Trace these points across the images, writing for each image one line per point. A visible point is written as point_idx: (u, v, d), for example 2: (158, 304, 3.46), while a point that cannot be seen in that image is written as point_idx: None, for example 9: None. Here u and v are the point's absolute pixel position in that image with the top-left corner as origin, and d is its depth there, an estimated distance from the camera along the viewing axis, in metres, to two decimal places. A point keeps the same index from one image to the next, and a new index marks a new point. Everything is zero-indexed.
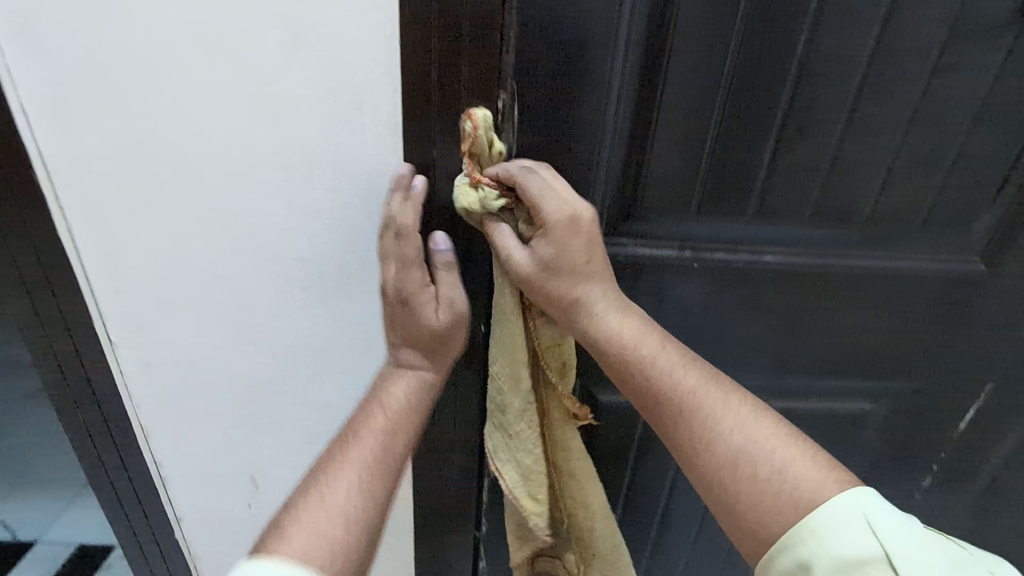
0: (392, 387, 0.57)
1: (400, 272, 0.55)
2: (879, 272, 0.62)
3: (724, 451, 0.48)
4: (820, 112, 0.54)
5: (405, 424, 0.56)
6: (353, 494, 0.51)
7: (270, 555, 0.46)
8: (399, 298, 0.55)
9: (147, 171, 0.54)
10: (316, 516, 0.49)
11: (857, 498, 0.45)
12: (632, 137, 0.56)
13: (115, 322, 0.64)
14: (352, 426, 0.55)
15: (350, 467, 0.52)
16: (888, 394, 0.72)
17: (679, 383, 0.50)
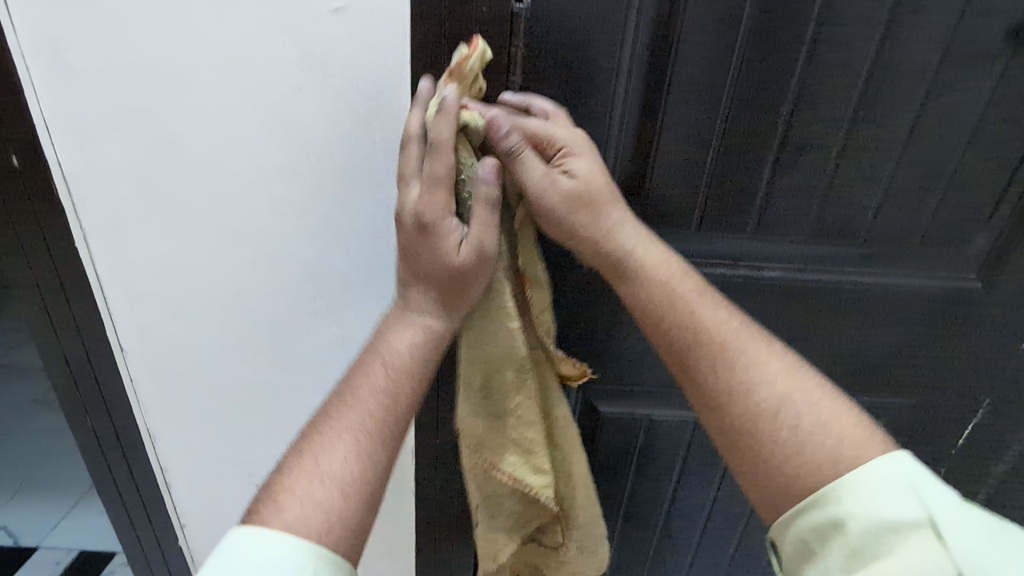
0: (394, 338, 0.50)
1: (426, 191, 0.47)
2: (878, 288, 0.64)
3: (764, 399, 0.47)
4: (818, 132, 0.55)
5: (408, 382, 0.49)
6: (350, 459, 0.45)
7: (264, 526, 0.42)
8: (420, 224, 0.47)
9: (163, 184, 0.56)
10: (311, 484, 0.43)
11: (900, 462, 0.43)
12: (634, 155, 0.57)
13: (126, 331, 0.65)
14: (349, 380, 0.49)
15: (346, 429, 0.46)
16: (888, 409, 0.73)
17: (720, 326, 0.49)
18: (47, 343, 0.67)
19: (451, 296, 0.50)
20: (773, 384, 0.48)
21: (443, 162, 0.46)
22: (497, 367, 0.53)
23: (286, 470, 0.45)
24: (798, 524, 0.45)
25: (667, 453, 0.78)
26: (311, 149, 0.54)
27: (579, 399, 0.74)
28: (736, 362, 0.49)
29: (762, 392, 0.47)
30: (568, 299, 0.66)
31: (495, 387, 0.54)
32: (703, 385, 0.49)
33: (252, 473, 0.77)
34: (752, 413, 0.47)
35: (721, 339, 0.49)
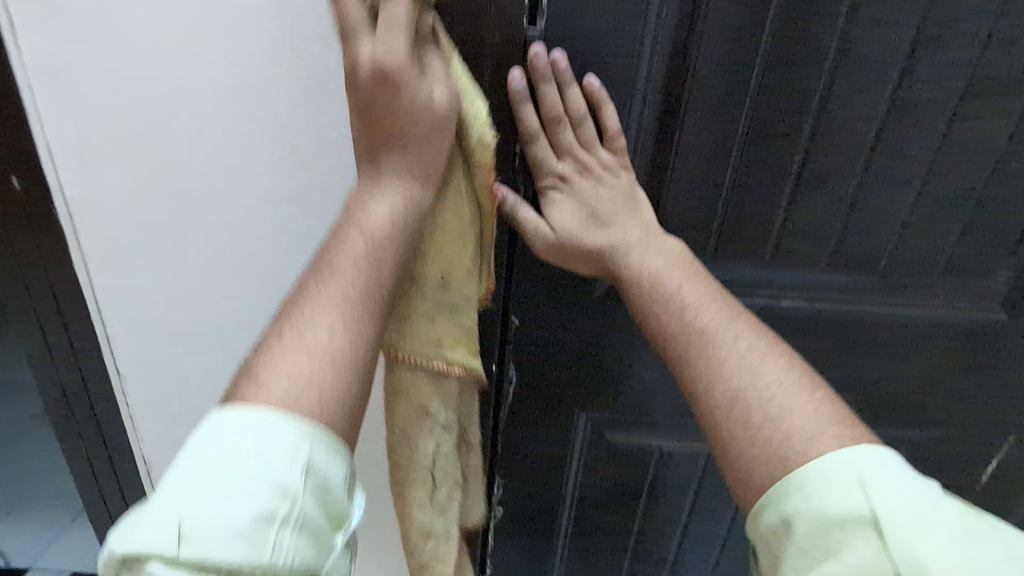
0: (372, 206, 0.42)
1: (381, 39, 0.39)
2: (899, 320, 0.62)
3: (723, 391, 0.42)
4: (837, 159, 0.54)
5: (393, 250, 0.41)
6: (338, 329, 0.38)
7: (251, 405, 0.35)
8: (381, 77, 0.40)
9: (165, 206, 0.55)
10: (296, 356, 0.36)
11: (854, 450, 0.38)
12: (648, 179, 0.56)
13: (122, 354, 0.63)
14: (324, 253, 0.41)
15: (329, 300, 0.38)
16: (907, 444, 0.70)
17: (698, 321, 0.45)
18: (41, 366, 0.65)
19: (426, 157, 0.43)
20: (754, 353, 0.43)
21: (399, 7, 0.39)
22: (459, 243, 0.45)
23: (268, 346, 0.37)
24: (755, 523, 0.39)
25: (678, 486, 0.76)
26: (318, 172, 0.53)
27: (589, 429, 0.71)
28: (718, 335, 0.44)
29: (752, 368, 0.42)
30: (578, 327, 0.64)
31: (453, 269, 0.45)
32: (682, 368, 0.44)
33: None
34: (743, 396, 0.41)
35: (699, 311, 0.46)
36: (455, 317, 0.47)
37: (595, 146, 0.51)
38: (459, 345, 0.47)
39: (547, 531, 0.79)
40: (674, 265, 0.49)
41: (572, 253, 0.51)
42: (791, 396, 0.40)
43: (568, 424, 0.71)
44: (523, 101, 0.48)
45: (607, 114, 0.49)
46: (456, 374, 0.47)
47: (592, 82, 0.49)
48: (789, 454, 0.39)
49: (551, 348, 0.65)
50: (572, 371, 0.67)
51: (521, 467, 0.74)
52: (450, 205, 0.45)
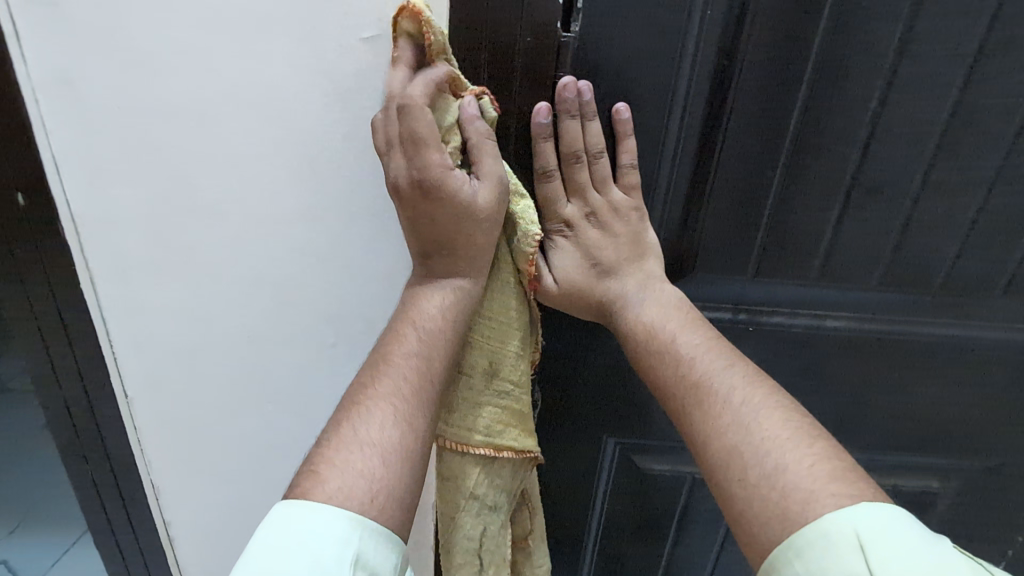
0: (425, 304, 0.47)
1: (413, 154, 0.43)
2: (955, 343, 0.58)
3: (719, 448, 0.44)
4: (893, 171, 0.51)
5: (441, 343, 0.46)
6: (390, 424, 0.42)
7: (306, 499, 0.38)
8: (417, 187, 0.43)
9: (176, 222, 0.52)
10: (350, 454, 0.40)
11: (853, 509, 0.38)
12: (690, 192, 0.53)
13: (131, 375, 0.60)
14: (380, 350, 0.46)
15: (385, 394, 0.43)
16: (956, 472, 0.66)
17: (695, 367, 0.48)
18: (46, 387, 0.62)
19: (472, 252, 0.47)
20: (749, 406, 0.44)
21: (422, 119, 0.42)
22: (506, 330, 0.50)
23: (324, 441, 0.41)
24: None
25: (710, 516, 0.72)
26: (339, 188, 0.51)
27: (618, 454, 0.68)
28: (713, 386, 0.46)
29: (744, 424, 0.44)
30: (609, 345, 0.61)
31: (500, 358, 0.50)
32: (685, 420, 0.47)
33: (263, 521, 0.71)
34: (738, 452, 0.43)
35: (694, 361, 0.48)
36: (502, 402, 0.51)
37: (607, 186, 0.51)
38: (508, 428, 0.51)
39: (573, 561, 0.75)
40: (672, 313, 0.51)
41: (576, 300, 0.53)
42: (787, 449, 0.41)
43: (597, 449, 0.67)
44: (542, 137, 0.48)
45: (624, 152, 0.49)
46: (506, 455, 0.51)
47: (620, 112, 0.48)
48: (787, 511, 0.39)
49: (582, 365, 0.62)
50: (599, 395, 0.64)
51: (547, 494, 0.70)
52: (499, 296, 0.50)
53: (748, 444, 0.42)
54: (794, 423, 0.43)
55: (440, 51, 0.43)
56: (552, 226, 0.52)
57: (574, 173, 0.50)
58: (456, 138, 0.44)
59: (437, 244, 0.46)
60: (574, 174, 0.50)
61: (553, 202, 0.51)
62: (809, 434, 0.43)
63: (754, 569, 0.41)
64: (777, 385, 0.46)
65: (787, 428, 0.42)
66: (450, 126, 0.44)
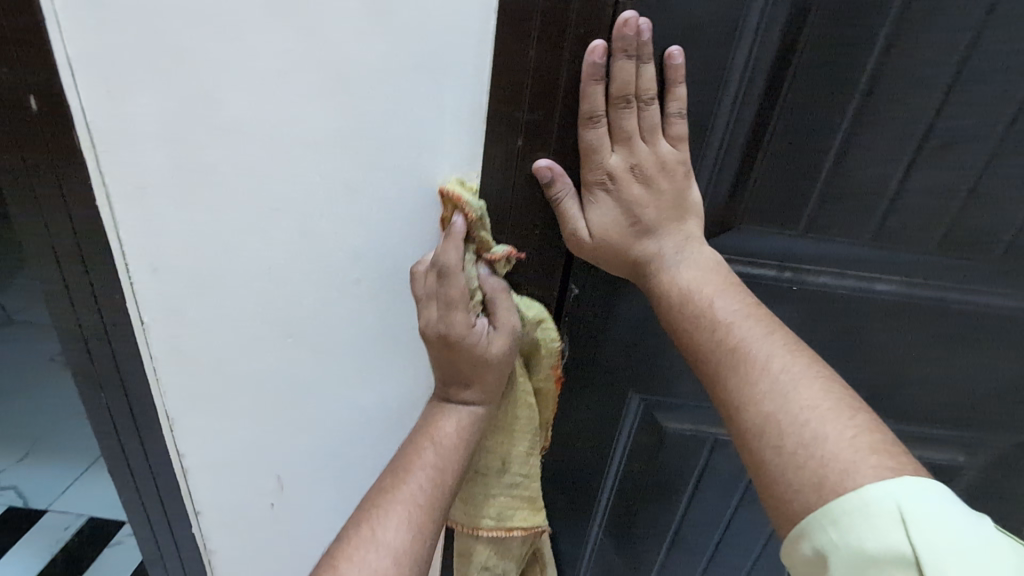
0: (441, 422, 0.53)
1: (443, 313, 0.50)
2: (1008, 313, 0.55)
3: (754, 413, 0.42)
4: (970, 126, 0.47)
5: (454, 458, 0.52)
6: (402, 531, 0.47)
7: None
8: (444, 341, 0.50)
9: (200, 143, 0.49)
10: (366, 553, 0.45)
11: (896, 483, 0.37)
12: (748, 142, 0.49)
13: (147, 304, 0.58)
14: (400, 459, 0.52)
15: (399, 504, 0.48)
16: (984, 447, 0.65)
17: (731, 334, 0.46)
18: (60, 310, 0.60)
19: (483, 383, 0.53)
20: (788, 374, 0.43)
21: (457, 287, 0.49)
22: (516, 435, 0.58)
23: (344, 540, 0.47)
24: (790, 549, 0.40)
25: (727, 478, 0.71)
26: (373, 114, 0.48)
27: (642, 411, 0.66)
28: (751, 353, 0.45)
29: (784, 392, 0.42)
30: (638, 302, 0.59)
31: (511, 457, 0.58)
32: (720, 382, 0.45)
33: (282, 461, 0.70)
34: (774, 419, 0.42)
35: (733, 326, 0.46)
36: (512, 492, 0.59)
37: (655, 137, 0.47)
38: (517, 511, 0.60)
39: (587, 514, 0.75)
40: (709, 277, 0.49)
41: (607, 252, 0.51)
42: (827, 421, 0.40)
43: (620, 404, 0.66)
44: (592, 78, 0.44)
45: (674, 100, 0.46)
46: (516, 534, 0.60)
47: (673, 56, 0.44)
48: (824, 482, 0.38)
49: (608, 322, 0.60)
50: (628, 353, 0.62)
51: (568, 446, 0.69)
52: (510, 407, 0.57)
53: (787, 412, 0.41)
54: (834, 395, 0.42)
55: (479, 222, 0.50)
56: (595, 178, 0.49)
57: (622, 119, 0.46)
58: (478, 294, 0.51)
59: (454, 379, 0.53)
60: (624, 122, 0.46)
61: (596, 154, 0.47)
62: (850, 407, 0.41)
63: (784, 535, 0.41)
64: (818, 356, 0.44)
65: (828, 399, 0.41)
66: (474, 286, 0.51)
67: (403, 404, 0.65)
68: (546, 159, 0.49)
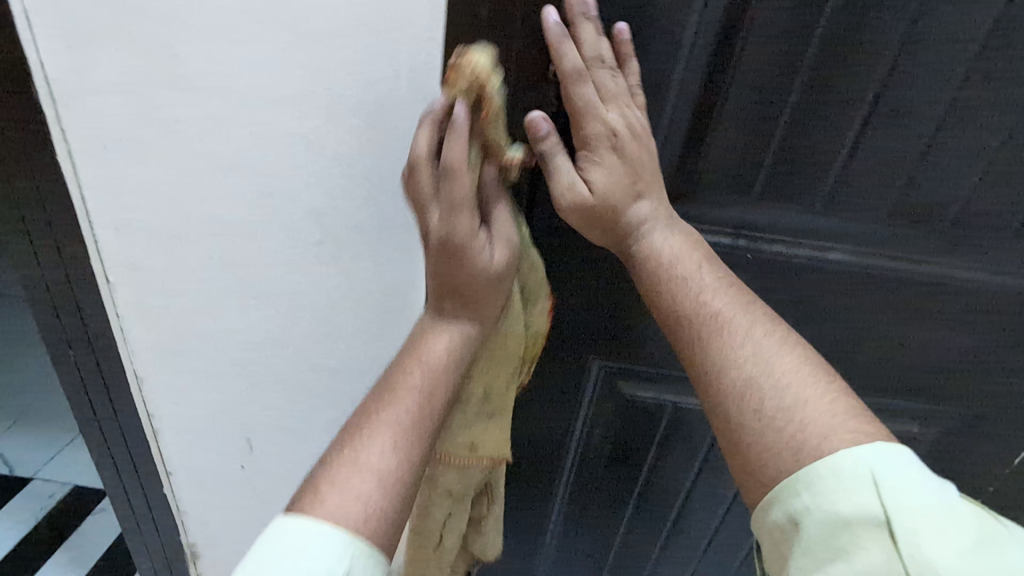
0: (432, 341, 0.49)
1: (446, 216, 0.46)
2: (957, 283, 0.57)
3: (734, 380, 0.44)
4: (920, 95, 0.48)
5: (444, 379, 0.49)
6: (389, 452, 0.44)
7: (303, 518, 0.40)
8: (444, 248, 0.47)
9: (160, 100, 0.50)
10: (351, 477, 0.42)
11: (866, 448, 0.39)
12: (701, 107, 0.50)
13: (113, 262, 0.59)
14: (386, 377, 0.48)
15: (385, 427, 0.45)
16: (939, 419, 0.67)
17: (705, 305, 0.47)
18: (27, 269, 0.61)
19: (478, 301, 0.49)
20: (767, 340, 0.44)
21: (464, 188, 0.45)
22: (501, 361, 0.55)
23: (328, 464, 0.43)
24: (764, 520, 0.41)
25: (687, 446, 0.73)
26: (330, 73, 0.48)
27: (603, 377, 0.67)
28: (726, 325, 0.45)
29: (763, 358, 0.43)
30: (597, 271, 0.60)
31: (495, 387, 0.56)
32: (697, 353, 0.46)
33: (250, 423, 0.72)
34: (755, 382, 0.43)
35: (707, 298, 0.47)
36: (488, 422, 0.57)
37: (632, 102, 0.47)
38: (488, 442, 0.58)
39: (551, 482, 0.76)
40: (689, 251, 0.49)
41: (602, 218, 0.49)
42: (808, 387, 0.42)
43: (582, 371, 0.67)
44: (561, 36, 0.44)
45: (631, 71, 0.47)
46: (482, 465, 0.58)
47: (623, 31, 0.45)
48: (803, 445, 0.40)
49: (568, 290, 0.61)
50: (589, 320, 0.63)
51: (530, 414, 0.70)
52: (504, 330, 0.54)
53: (768, 376, 0.43)
54: (813, 358, 0.43)
55: (495, 120, 0.46)
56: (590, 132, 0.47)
57: (600, 78, 0.46)
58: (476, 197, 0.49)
59: (448, 289, 0.49)
60: (602, 85, 0.46)
61: (585, 117, 0.46)
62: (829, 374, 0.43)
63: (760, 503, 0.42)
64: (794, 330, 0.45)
65: (808, 364, 0.43)
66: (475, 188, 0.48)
67: (369, 367, 0.66)
68: (538, 112, 0.47)
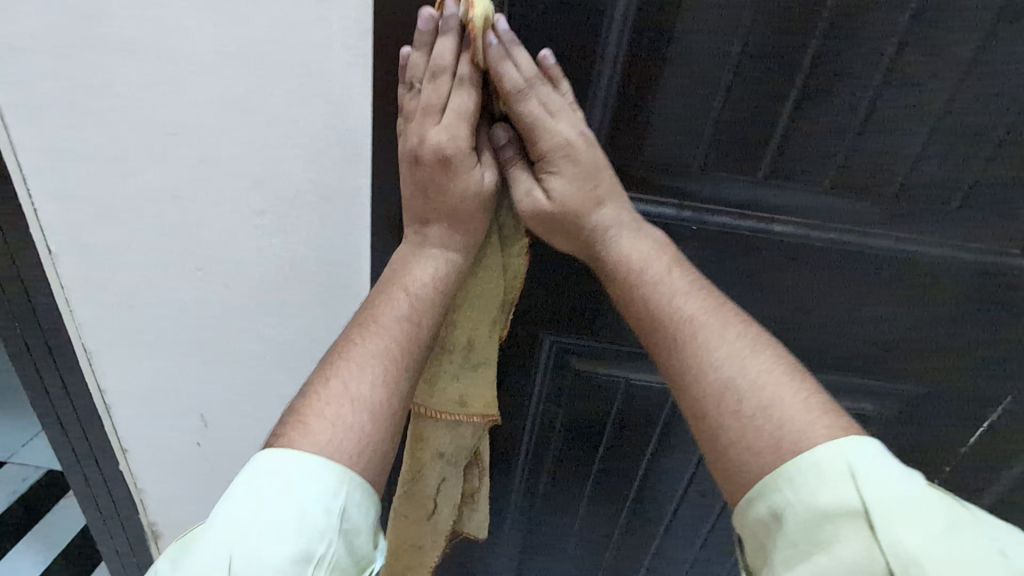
0: (417, 269, 0.49)
1: (449, 124, 0.45)
2: (903, 257, 0.56)
3: (713, 381, 0.43)
4: (857, 61, 0.47)
5: (431, 308, 0.48)
6: (379, 383, 0.43)
7: (291, 450, 0.39)
8: (442, 158, 0.45)
9: (88, 63, 0.49)
10: (340, 409, 0.41)
11: (844, 443, 0.38)
12: (637, 73, 0.49)
13: (53, 232, 0.58)
14: (369, 309, 0.48)
15: (372, 356, 0.44)
16: (891, 397, 0.66)
17: (678, 310, 0.46)
18: None
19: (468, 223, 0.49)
20: (739, 343, 0.44)
21: (467, 99, 0.45)
22: (484, 305, 0.53)
23: (311, 394, 0.43)
24: (745, 516, 0.41)
25: (642, 423, 0.73)
26: (258, 36, 0.47)
27: (555, 353, 0.67)
28: (698, 330, 0.45)
29: (740, 357, 0.43)
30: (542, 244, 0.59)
31: (479, 335, 0.54)
32: (671, 359, 0.45)
33: (202, 398, 0.71)
34: (734, 385, 0.42)
35: (679, 302, 0.46)
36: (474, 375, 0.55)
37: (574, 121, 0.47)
38: (475, 398, 0.56)
39: (508, 460, 0.76)
40: (656, 256, 0.48)
41: (561, 224, 0.49)
42: (785, 385, 0.41)
43: (533, 347, 0.66)
44: (500, 57, 0.43)
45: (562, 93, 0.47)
46: (474, 420, 0.56)
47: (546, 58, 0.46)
48: (783, 441, 0.40)
49: None
50: (538, 295, 0.63)
51: None
52: (484, 265, 0.52)
53: (745, 378, 0.42)
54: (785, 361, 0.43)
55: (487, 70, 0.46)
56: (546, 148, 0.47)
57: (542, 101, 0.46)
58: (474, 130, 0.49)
59: (437, 215, 0.49)
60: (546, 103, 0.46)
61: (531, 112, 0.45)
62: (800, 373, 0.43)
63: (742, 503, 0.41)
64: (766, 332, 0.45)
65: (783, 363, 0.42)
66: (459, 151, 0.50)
67: (317, 342, 0.65)
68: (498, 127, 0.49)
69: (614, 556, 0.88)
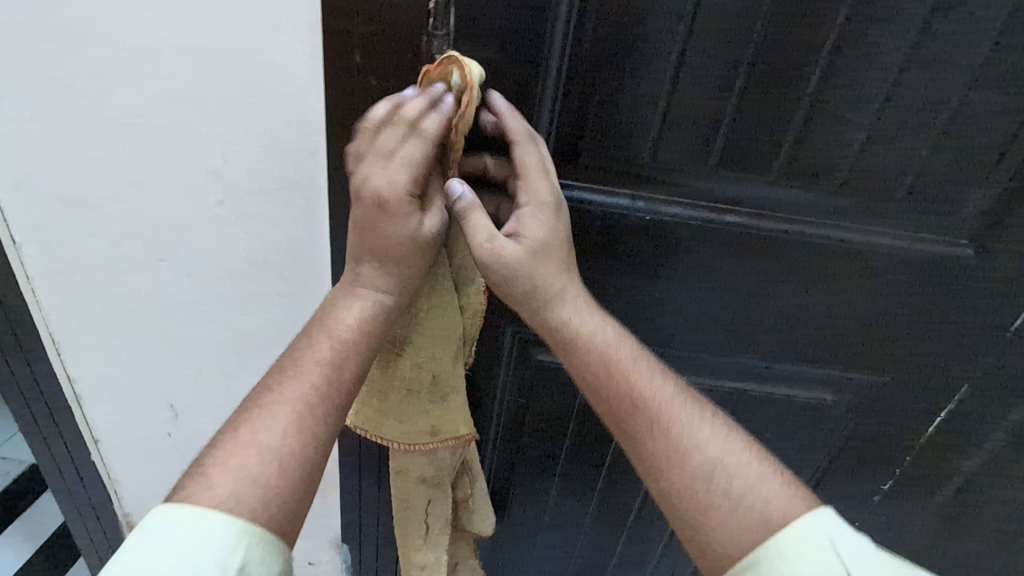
0: (341, 310, 0.47)
1: (388, 170, 0.45)
2: (854, 247, 0.57)
3: (698, 464, 0.44)
4: (799, 51, 0.48)
5: (356, 351, 0.47)
6: (289, 435, 0.42)
7: (192, 504, 0.38)
8: (379, 202, 0.45)
9: (43, 53, 0.49)
10: (246, 459, 0.41)
11: (822, 515, 0.41)
12: (585, 63, 0.50)
13: (17, 221, 0.59)
14: (290, 354, 0.47)
15: (285, 407, 0.43)
16: (849, 386, 0.67)
17: (650, 402, 0.46)
18: None
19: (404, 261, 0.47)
20: (705, 429, 0.46)
21: (412, 150, 0.45)
22: (440, 339, 0.53)
23: (218, 444, 0.42)
24: None
25: None
26: (210, 27, 0.48)
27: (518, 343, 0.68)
28: (670, 418, 0.46)
29: (711, 441, 0.45)
30: None
31: (440, 367, 0.54)
32: (649, 449, 0.46)
33: (171, 388, 0.72)
34: (717, 470, 0.44)
35: (650, 395, 0.46)
36: (441, 403, 0.56)
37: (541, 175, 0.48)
38: (446, 424, 0.57)
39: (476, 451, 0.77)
40: (620, 346, 0.48)
41: (514, 279, 0.47)
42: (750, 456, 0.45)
43: (495, 338, 0.67)
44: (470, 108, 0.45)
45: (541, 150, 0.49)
46: (448, 444, 0.58)
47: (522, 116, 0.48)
48: (770, 517, 0.41)
49: None
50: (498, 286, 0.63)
51: None
52: (423, 302, 0.52)
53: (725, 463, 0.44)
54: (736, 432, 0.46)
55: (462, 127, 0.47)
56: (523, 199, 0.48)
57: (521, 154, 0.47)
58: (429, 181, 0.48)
59: (369, 252, 0.47)
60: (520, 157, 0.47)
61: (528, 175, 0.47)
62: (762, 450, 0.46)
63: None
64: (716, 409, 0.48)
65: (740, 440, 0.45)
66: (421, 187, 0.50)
67: (282, 332, 0.66)
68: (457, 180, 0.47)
69: (586, 547, 0.89)
